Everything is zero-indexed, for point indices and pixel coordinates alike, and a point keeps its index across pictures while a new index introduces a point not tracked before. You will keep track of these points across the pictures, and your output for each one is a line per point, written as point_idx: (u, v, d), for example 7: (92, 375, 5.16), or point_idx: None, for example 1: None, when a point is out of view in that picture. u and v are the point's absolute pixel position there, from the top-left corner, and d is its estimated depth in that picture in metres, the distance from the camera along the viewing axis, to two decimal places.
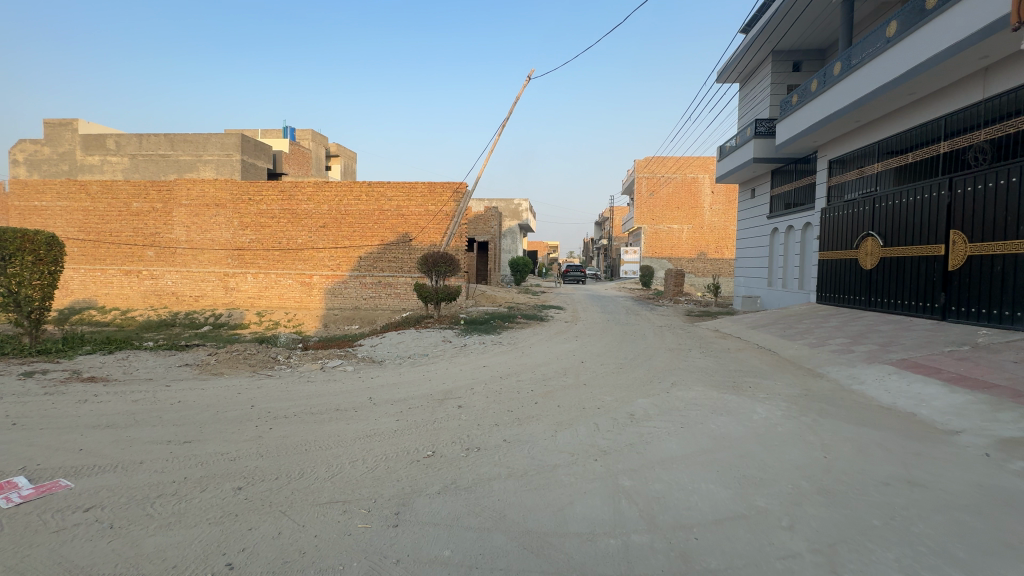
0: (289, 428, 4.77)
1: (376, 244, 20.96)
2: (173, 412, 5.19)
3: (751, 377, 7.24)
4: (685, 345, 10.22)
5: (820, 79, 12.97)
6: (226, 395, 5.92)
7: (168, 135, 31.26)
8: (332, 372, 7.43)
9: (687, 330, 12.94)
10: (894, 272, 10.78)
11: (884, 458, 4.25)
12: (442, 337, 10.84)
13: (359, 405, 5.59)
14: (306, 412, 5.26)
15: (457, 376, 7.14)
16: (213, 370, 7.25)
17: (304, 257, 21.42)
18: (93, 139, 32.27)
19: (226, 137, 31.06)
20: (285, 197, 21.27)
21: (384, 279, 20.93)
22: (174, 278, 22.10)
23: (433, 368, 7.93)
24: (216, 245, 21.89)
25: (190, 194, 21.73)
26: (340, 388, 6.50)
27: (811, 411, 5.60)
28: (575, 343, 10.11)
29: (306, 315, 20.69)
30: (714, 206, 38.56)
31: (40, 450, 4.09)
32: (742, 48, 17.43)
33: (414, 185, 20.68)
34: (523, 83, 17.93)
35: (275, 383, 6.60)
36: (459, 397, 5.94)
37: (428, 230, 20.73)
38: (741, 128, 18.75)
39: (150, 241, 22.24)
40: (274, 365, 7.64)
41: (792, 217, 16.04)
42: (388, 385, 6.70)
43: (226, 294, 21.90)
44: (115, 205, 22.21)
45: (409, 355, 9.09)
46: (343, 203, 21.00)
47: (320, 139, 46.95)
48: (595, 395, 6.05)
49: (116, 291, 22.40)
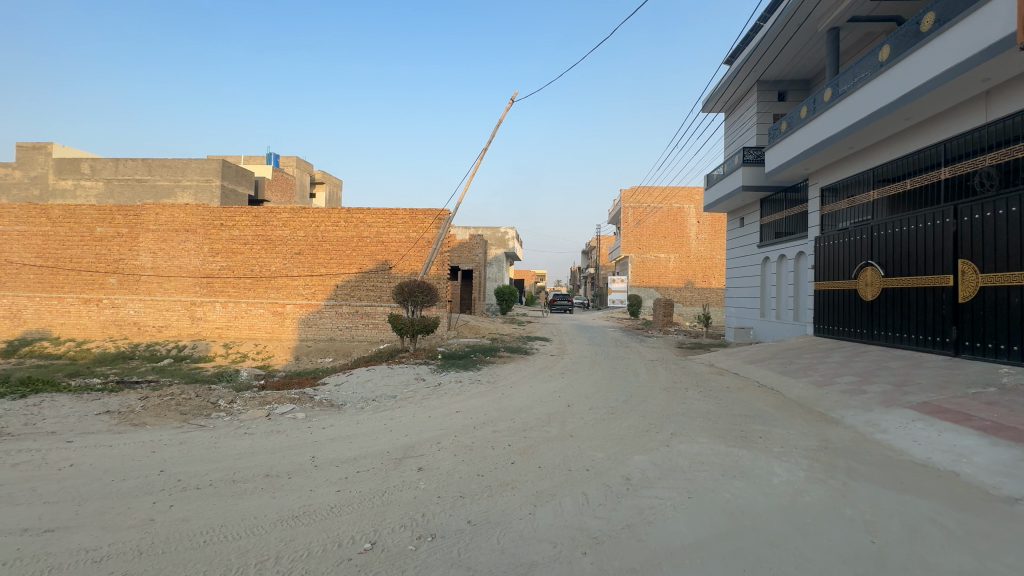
0: (195, 506, 3.74)
1: (354, 272, 20.00)
2: (51, 484, 4.09)
3: (759, 425, 6.38)
4: (681, 383, 9.35)
5: (809, 106, 12.71)
6: (134, 456, 4.83)
7: (146, 160, 30.35)
8: (277, 421, 6.35)
9: (681, 365, 12.11)
10: (898, 304, 10.16)
11: (947, 544, 3.37)
12: (415, 374, 9.81)
13: (295, 468, 4.56)
14: (224, 481, 4.23)
15: (425, 424, 6.17)
16: (134, 421, 6.11)
17: (278, 285, 20.33)
18: (67, 163, 31.12)
19: (206, 163, 30.18)
20: (259, 223, 20.32)
21: (361, 308, 19.90)
22: (137, 307, 20.78)
23: (398, 413, 6.91)
24: (184, 272, 20.70)
25: (158, 219, 20.68)
26: (280, 442, 5.44)
27: (837, 471, 4.73)
28: (561, 382, 9.17)
29: (277, 347, 19.43)
30: (700, 235, 38.53)
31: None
32: (727, 78, 17.34)
33: (395, 212, 19.92)
34: (506, 107, 16.77)
35: (204, 438, 5.52)
36: (421, 455, 4.94)
37: (409, 257, 19.88)
38: (728, 157, 18.51)
39: (113, 268, 20.96)
40: (211, 412, 6.55)
41: (783, 246, 15.58)
42: (339, 437, 5.67)
43: (192, 324, 20.58)
44: (77, 230, 21.00)
45: (375, 398, 8.04)
46: (320, 229, 20.10)
47: (305, 167, 46.53)
48: (584, 451, 5.10)
49: (73, 321, 20.92)
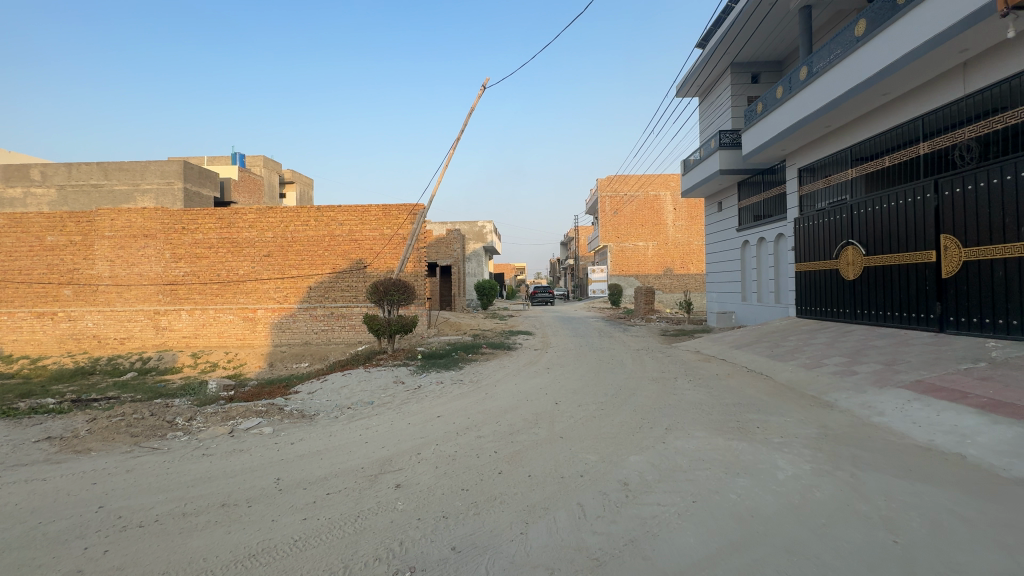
0: (134, 550, 3.23)
1: (327, 273, 19.25)
2: None
3: (754, 414, 6.12)
4: (669, 373, 9.09)
5: (784, 86, 12.56)
6: (70, 491, 4.25)
7: (101, 164, 28.71)
8: (240, 438, 5.79)
9: (668, 353, 11.90)
10: (881, 282, 10.11)
11: (973, 539, 3.11)
12: (394, 378, 9.31)
13: (256, 494, 4.06)
14: (173, 516, 3.71)
15: (405, 432, 5.72)
16: (77, 448, 5.48)
17: (247, 289, 19.44)
18: (13, 170, 28.66)
19: (166, 164, 28.68)
20: (224, 225, 19.36)
21: (337, 310, 19.18)
22: (95, 319, 19.60)
23: (375, 422, 6.42)
24: (145, 280, 19.59)
25: (114, 225, 19.49)
26: (242, 463, 4.92)
27: (842, 461, 4.47)
28: (546, 377, 8.80)
29: (250, 354, 18.58)
30: (677, 222, 38.72)
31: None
32: (700, 62, 17.16)
33: (367, 208, 19.23)
34: (479, 92, 16.13)
35: (155, 464, 4.95)
36: (399, 470, 4.49)
37: (384, 255, 19.23)
38: (704, 141, 18.37)
39: (67, 279, 19.69)
40: (166, 433, 5.95)
41: (762, 228, 15.54)
42: (309, 453, 5.16)
43: (157, 334, 19.54)
44: (24, 240, 19.61)
45: (351, 405, 7.52)
46: (289, 229, 19.25)
47: (272, 166, 44.96)
48: (576, 455, 4.72)
49: (26, 336, 19.62)
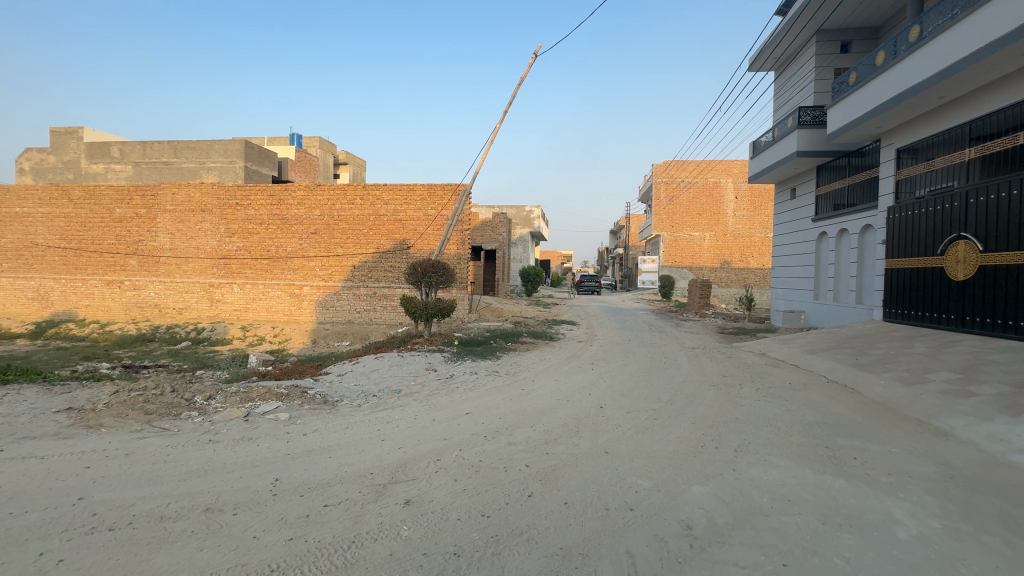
0: (91, 564, 2.72)
1: (371, 252, 19.09)
2: None
3: (846, 439, 4.99)
4: (733, 378, 7.95)
5: (886, 52, 10.75)
6: (60, 475, 3.87)
7: (171, 142, 30.06)
8: (252, 424, 5.31)
9: (728, 353, 10.66)
10: (1003, 285, 8.43)
11: None
12: (426, 365, 8.72)
13: (246, 499, 3.50)
14: (150, 518, 3.21)
15: (428, 431, 5.06)
16: (89, 423, 5.18)
17: (294, 266, 19.61)
18: (97, 147, 30.87)
19: (229, 143, 29.65)
20: (275, 202, 19.56)
21: (379, 290, 19.04)
22: (157, 289, 20.48)
23: (397, 415, 5.79)
24: (201, 253, 20.20)
25: (175, 199, 20.15)
26: (246, 455, 4.42)
27: (983, 519, 3.36)
28: (590, 375, 7.90)
29: (295, 329, 18.84)
30: (738, 212, 36.04)
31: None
32: (780, 30, 15.27)
33: (412, 188, 18.83)
34: (530, 62, 15.16)
35: (159, 449, 4.52)
36: (411, 481, 3.81)
37: (427, 236, 18.80)
38: (779, 120, 16.49)
39: (133, 249, 20.65)
40: (181, 412, 5.60)
41: (845, 219, 13.70)
42: (319, 449, 4.59)
43: (211, 307, 20.17)
44: (97, 211, 20.69)
45: (377, 393, 6.98)
46: (336, 207, 19.20)
47: (327, 147, 45.94)
48: (624, 479, 3.87)
49: (97, 302, 20.84)
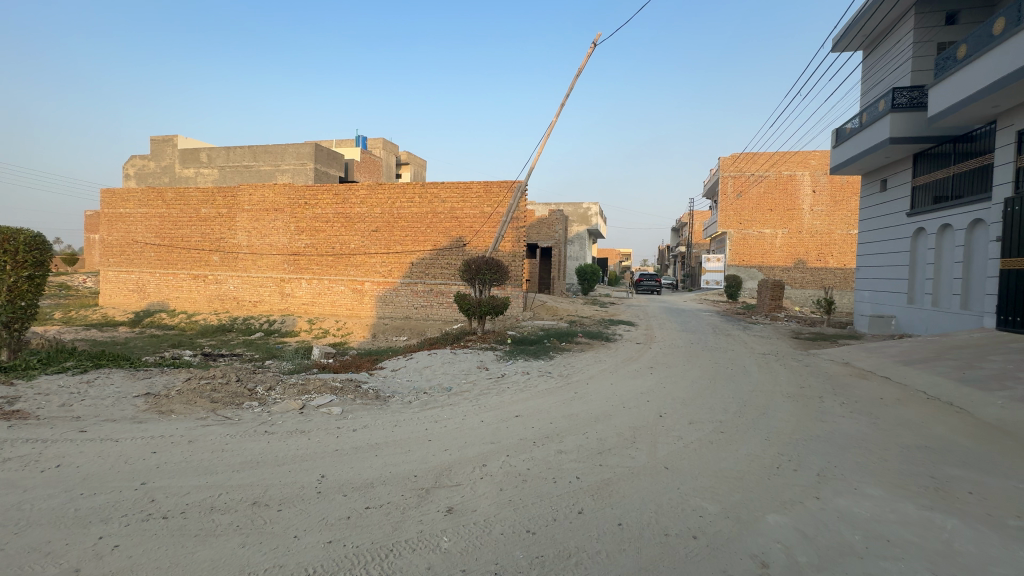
0: (141, 553, 2.77)
1: (428, 249, 19.41)
2: (11, 495, 3.35)
3: (956, 469, 4.26)
4: (812, 389, 7.16)
5: (1006, 18, 9.25)
6: (129, 458, 4.07)
7: (251, 147, 32.30)
8: (306, 417, 5.40)
9: (804, 361, 9.71)
10: None
11: None
12: (478, 363, 8.62)
13: (292, 495, 3.48)
14: (201, 509, 3.26)
15: (476, 433, 4.89)
16: (162, 408, 5.49)
17: (357, 263, 20.36)
18: (188, 153, 33.81)
19: (301, 147, 31.39)
20: (339, 201, 20.41)
21: (436, 287, 19.34)
22: (236, 283, 22.04)
23: (445, 414, 5.68)
24: (274, 250, 21.50)
25: (252, 199, 21.56)
26: (297, 448, 4.46)
27: None
28: (649, 380, 7.42)
29: (356, 323, 19.59)
30: (815, 207, 33.22)
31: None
32: (872, 4, 13.70)
33: (469, 185, 18.93)
34: (587, 51, 14.43)
35: (219, 437, 4.68)
36: (455, 487, 3.64)
37: (483, 233, 18.83)
38: (868, 104, 14.83)
39: (216, 246, 22.37)
40: (243, 402, 5.83)
41: (948, 213, 12.08)
42: (366, 446, 4.55)
43: (282, 300, 21.41)
44: (186, 211, 22.60)
45: (427, 391, 6.93)
46: (395, 206, 19.71)
47: (390, 148, 47.57)
48: (686, 501, 3.48)
49: (185, 295, 22.78)
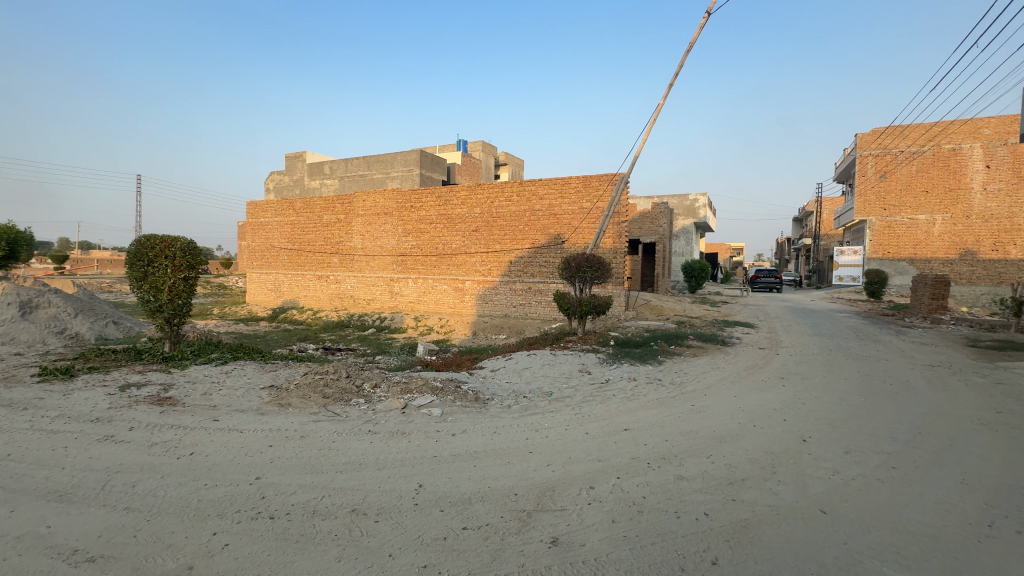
0: (246, 555, 2.75)
1: (527, 248, 19.28)
2: (151, 480, 3.63)
3: None
4: (1015, 414, 5.55)
5: None
6: (250, 451, 4.28)
7: (365, 157, 35.03)
8: (407, 418, 5.35)
9: (992, 376, 7.73)
10: None
11: None
12: (579, 366, 8.12)
13: (389, 505, 3.33)
14: (304, 512, 3.22)
15: (581, 447, 4.42)
16: (282, 402, 5.83)
17: (458, 262, 20.93)
18: (315, 167, 37.69)
19: (408, 154, 33.30)
20: (442, 203, 21.15)
21: (534, 285, 19.16)
22: (352, 283, 23.96)
23: (547, 423, 5.27)
24: (384, 252, 22.96)
25: (365, 205, 23.26)
26: (396, 451, 4.36)
27: None
28: (782, 394, 6.33)
29: (458, 321, 20.14)
30: (989, 185, 27.23)
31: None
32: None
33: (567, 180, 18.44)
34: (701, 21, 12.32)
35: (327, 435, 4.77)
36: (560, 512, 3.22)
37: (582, 229, 18.23)
38: None
39: (336, 249, 24.53)
40: (351, 398, 6.00)
41: None
42: (465, 454, 4.32)
43: (391, 298, 22.80)
44: (311, 218, 25.11)
45: (527, 394, 6.60)
46: (494, 205, 19.89)
47: (489, 150, 48.67)
48: (861, 563, 2.68)
49: (312, 293, 25.31)
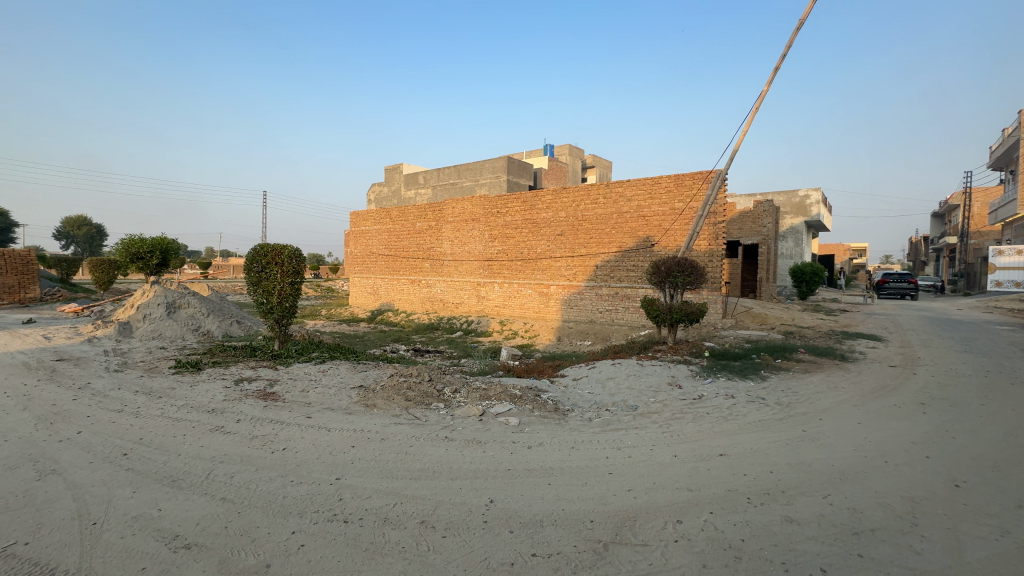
0: (318, 559, 2.78)
1: (613, 251, 18.62)
2: (246, 472, 3.90)
3: None
4: None
5: None
6: (334, 449, 4.46)
7: (456, 166, 36.42)
8: (484, 426, 5.26)
9: None
10: None
11: None
12: (669, 379, 7.52)
13: (458, 519, 3.22)
14: (376, 519, 3.22)
15: (668, 472, 3.98)
16: (368, 402, 6.07)
17: (543, 267, 20.82)
18: (410, 177, 40.01)
19: (496, 161, 34.03)
20: (527, 208, 21.23)
21: (621, 290, 18.42)
22: (442, 287, 24.94)
23: (630, 440, 4.87)
24: (471, 257, 23.58)
25: (454, 212, 24.11)
26: (470, 461, 4.26)
27: None
28: (923, 424, 5.27)
29: (543, 326, 20.01)
30: None
31: (42, 519, 3.15)
32: None
33: (657, 180, 17.51)
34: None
35: (405, 438, 4.83)
36: (640, 548, 2.88)
37: (673, 231, 17.18)
38: None
39: (427, 255, 25.71)
40: (431, 402, 6.07)
41: None
42: (540, 469, 4.10)
43: (478, 302, 23.32)
44: (406, 226, 26.60)
45: (610, 407, 6.21)
46: (580, 208, 19.51)
47: (577, 153, 48.21)
48: None
49: (406, 297, 26.77)
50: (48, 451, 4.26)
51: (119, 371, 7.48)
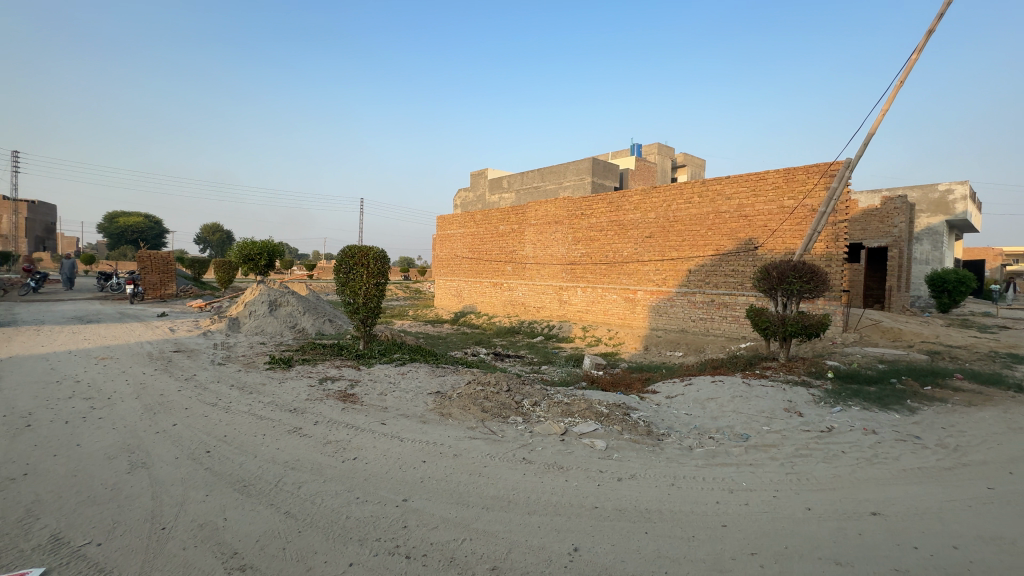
0: None
1: (710, 255, 17.03)
2: (315, 483, 3.68)
3: None
4: None
5: None
6: (404, 464, 4.13)
7: (540, 170, 36.14)
8: (566, 448, 4.67)
9: None
10: None
11: None
12: (786, 403, 6.38)
13: (535, 571, 2.68)
14: (442, 558, 2.79)
15: (801, 532, 3.12)
16: (443, 411, 5.75)
17: (630, 271, 19.68)
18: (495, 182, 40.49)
19: (580, 163, 33.19)
20: (613, 209, 20.24)
21: (718, 297, 16.77)
22: (523, 290, 24.70)
23: (746, 481, 4.00)
24: (554, 260, 23.04)
25: (537, 214, 23.77)
26: (551, 492, 3.70)
27: None
28: None
29: (628, 333, 18.87)
30: None
31: (118, 518, 3.13)
32: None
33: (763, 175, 15.71)
34: None
35: (479, 456, 4.39)
36: None
37: (781, 232, 15.26)
38: None
39: (509, 258, 25.63)
40: (508, 416, 5.61)
41: None
42: (633, 510, 3.43)
43: (560, 307, 22.69)
44: (490, 229, 26.78)
45: (714, 435, 5.31)
46: (671, 208, 18.15)
47: (666, 152, 45.73)
48: None
49: (488, 299, 26.93)
50: (145, 442, 4.42)
51: (223, 364, 7.97)
